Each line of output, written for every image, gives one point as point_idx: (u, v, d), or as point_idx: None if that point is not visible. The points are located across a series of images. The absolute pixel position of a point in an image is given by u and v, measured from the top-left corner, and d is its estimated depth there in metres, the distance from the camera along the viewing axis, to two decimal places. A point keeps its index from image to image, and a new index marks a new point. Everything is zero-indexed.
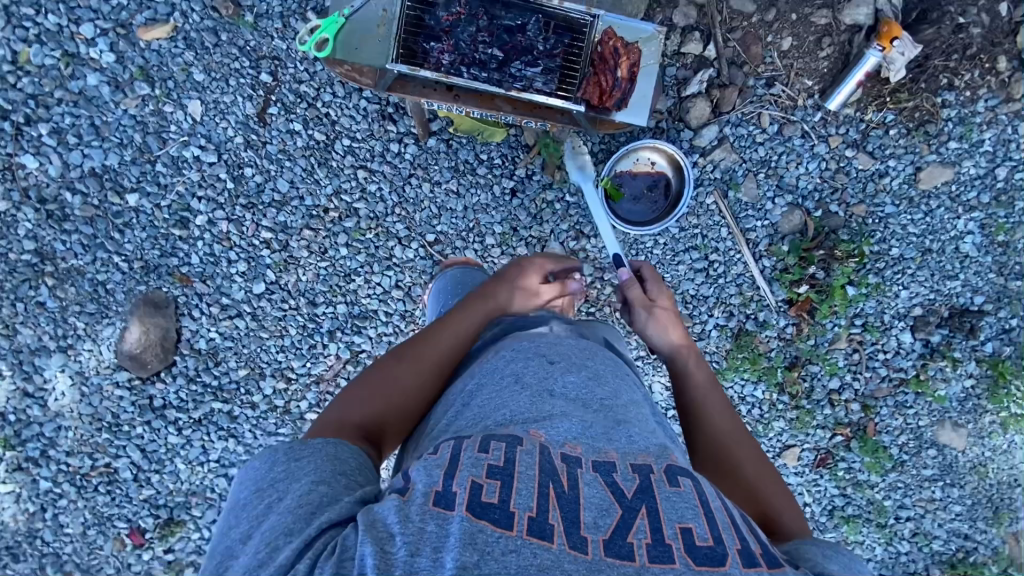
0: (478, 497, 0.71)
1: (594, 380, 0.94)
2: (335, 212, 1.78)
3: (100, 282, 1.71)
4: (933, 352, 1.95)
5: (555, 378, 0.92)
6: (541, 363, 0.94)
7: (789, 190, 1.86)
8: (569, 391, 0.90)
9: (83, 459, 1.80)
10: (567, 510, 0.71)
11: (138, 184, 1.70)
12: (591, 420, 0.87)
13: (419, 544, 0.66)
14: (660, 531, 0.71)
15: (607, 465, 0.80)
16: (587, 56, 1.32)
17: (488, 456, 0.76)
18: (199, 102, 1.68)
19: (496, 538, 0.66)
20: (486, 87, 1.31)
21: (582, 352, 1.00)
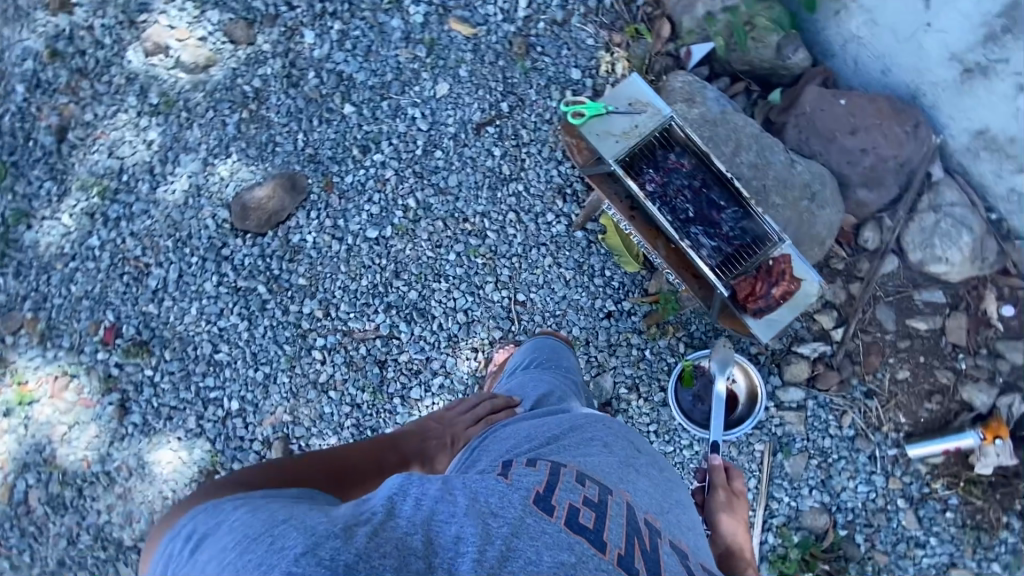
0: (575, 518, 0.81)
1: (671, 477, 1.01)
2: (469, 225, 1.95)
3: (274, 142, 1.94)
4: None
5: (641, 457, 1.00)
6: (629, 444, 1.02)
7: (830, 492, 1.84)
8: (653, 473, 0.98)
9: (137, 246, 1.91)
10: (648, 563, 0.79)
11: (360, 103, 1.96)
12: (670, 506, 0.94)
13: (517, 529, 0.77)
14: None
15: (682, 551, 0.87)
16: (756, 261, 1.48)
17: (586, 489, 0.86)
18: (447, 87, 1.98)
19: (589, 556, 0.77)
20: (666, 224, 1.47)
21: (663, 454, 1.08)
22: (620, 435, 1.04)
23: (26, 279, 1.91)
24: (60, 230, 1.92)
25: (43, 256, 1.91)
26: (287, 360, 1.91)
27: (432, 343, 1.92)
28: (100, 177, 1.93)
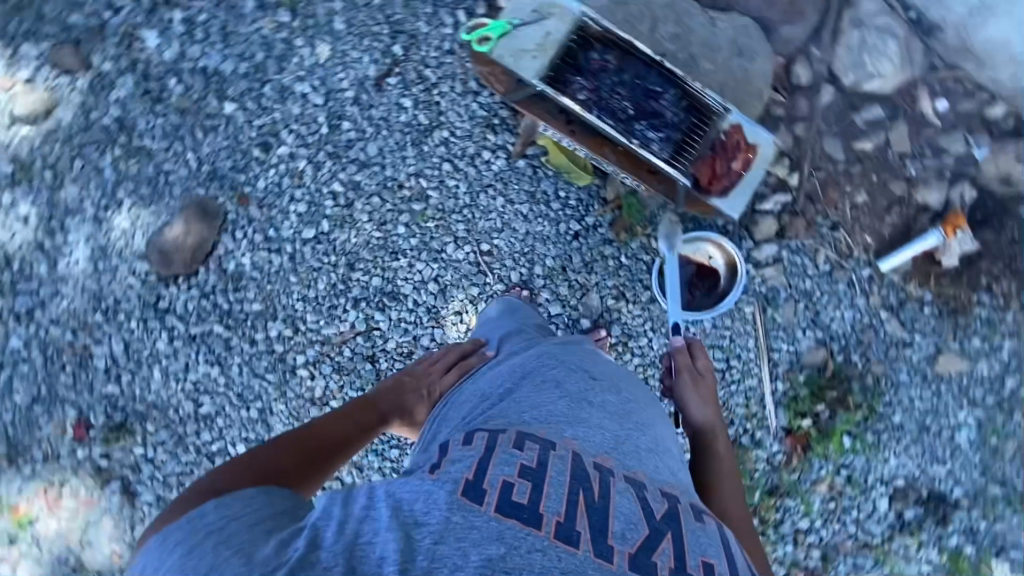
0: (509, 496, 0.73)
1: (630, 401, 0.95)
2: (407, 191, 1.82)
3: (164, 172, 1.73)
4: (902, 526, 1.99)
5: (595, 391, 0.93)
6: (580, 377, 0.95)
7: (821, 327, 1.96)
8: (608, 404, 0.91)
9: (65, 332, 1.74)
10: (594, 518, 0.73)
11: (240, 96, 1.74)
12: (624, 438, 0.87)
13: (443, 534, 0.69)
14: (682, 557, 0.72)
15: (639, 484, 0.81)
16: (708, 140, 1.44)
17: (523, 456, 0.79)
18: (329, 47, 1.76)
19: (523, 536, 0.69)
20: (609, 130, 1.40)
21: (620, 376, 1.01)
22: (574, 368, 0.97)
23: None
24: None
25: None
26: (275, 390, 1.81)
27: (414, 322, 1.84)
28: None
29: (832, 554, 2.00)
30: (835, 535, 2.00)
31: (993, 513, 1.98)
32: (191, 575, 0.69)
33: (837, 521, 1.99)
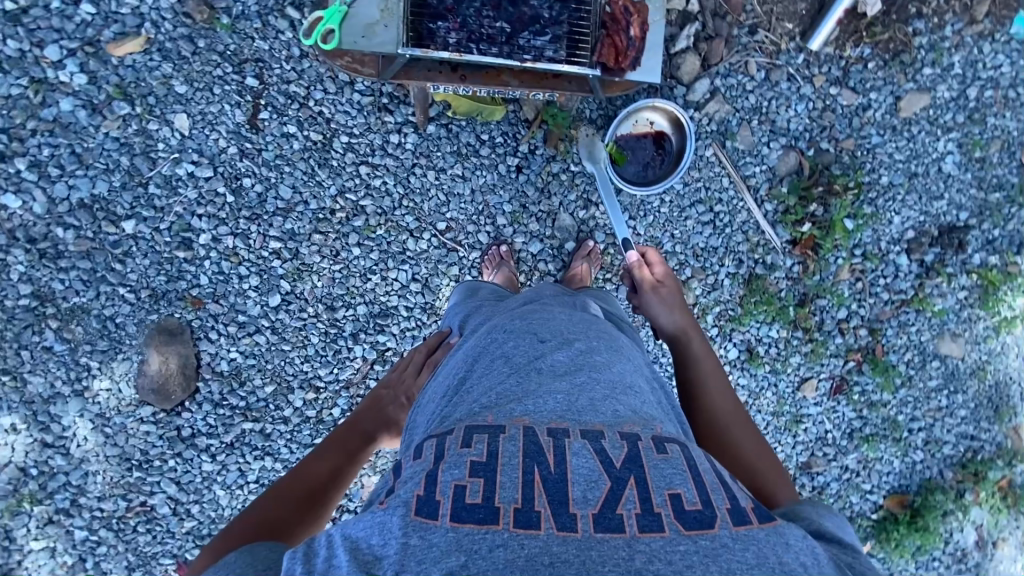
0: (462, 498, 0.66)
1: (581, 353, 0.91)
2: (342, 212, 1.74)
3: (108, 318, 1.62)
4: (928, 271, 2.06)
5: (544, 354, 0.90)
6: (528, 342, 0.93)
7: (782, 133, 1.93)
8: (557, 365, 0.87)
9: (117, 502, 1.73)
10: (553, 491, 0.67)
11: (132, 209, 1.61)
12: (578, 391, 0.83)
13: (404, 561, 0.62)
14: (649, 499, 0.67)
15: (597, 436, 0.75)
16: (596, 20, 1.33)
17: (471, 450, 0.72)
18: (185, 115, 1.60)
19: (481, 537, 0.62)
20: (498, 60, 1.28)
21: (569, 327, 0.99)
22: (524, 337, 0.94)
23: None
24: (44, 555, 1.70)
25: None
26: None
27: (416, 326, 1.84)
28: (13, 492, 1.65)
29: (877, 325, 2.10)
30: (873, 308, 2.09)
31: (1000, 219, 2.05)
32: None
33: (870, 296, 2.07)
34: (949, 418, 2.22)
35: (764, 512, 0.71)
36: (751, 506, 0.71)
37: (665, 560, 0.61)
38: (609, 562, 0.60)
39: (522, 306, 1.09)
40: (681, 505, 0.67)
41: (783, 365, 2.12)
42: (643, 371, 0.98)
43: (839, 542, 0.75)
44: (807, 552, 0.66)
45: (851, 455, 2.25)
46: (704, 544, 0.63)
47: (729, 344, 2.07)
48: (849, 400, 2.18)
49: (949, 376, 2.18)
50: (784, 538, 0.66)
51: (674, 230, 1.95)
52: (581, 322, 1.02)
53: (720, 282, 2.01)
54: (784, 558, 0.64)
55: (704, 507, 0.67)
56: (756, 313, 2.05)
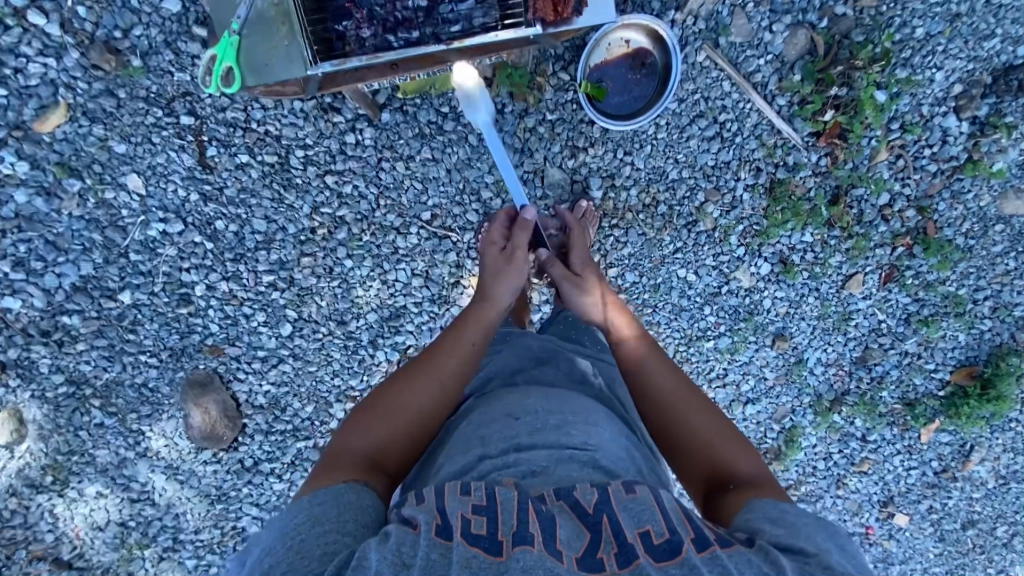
0: (468, 528, 0.67)
1: (568, 413, 0.90)
2: (323, 228, 1.66)
3: (141, 385, 1.68)
4: (983, 128, 1.77)
5: (532, 415, 0.89)
6: (504, 423, 0.89)
7: (784, 9, 1.64)
8: (544, 427, 0.87)
9: (212, 530, 1.91)
10: (546, 521, 0.68)
11: (123, 281, 1.60)
12: (563, 451, 0.82)
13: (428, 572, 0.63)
14: (622, 532, 0.67)
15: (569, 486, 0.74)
16: None
17: (471, 496, 0.72)
18: (136, 174, 1.52)
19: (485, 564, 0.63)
20: (418, 52, 1.08)
21: (553, 387, 0.97)
22: (501, 411, 0.92)
23: None
24: None
25: None
26: None
27: (430, 319, 1.80)
28: (122, 544, 1.85)
29: (926, 202, 1.87)
30: (921, 184, 1.84)
31: None
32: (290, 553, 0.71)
33: (915, 172, 1.82)
34: (1019, 280, 2.04)
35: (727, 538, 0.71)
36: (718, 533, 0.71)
37: None
38: None
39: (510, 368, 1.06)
40: (652, 540, 0.67)
41: (822, 268, 1.96)
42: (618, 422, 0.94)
43: (805, 556, 0.69)
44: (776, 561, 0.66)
45: (909, 340, 2.13)
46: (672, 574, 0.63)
47: (760, 259, 1.92)
48: (902, 286, 2.01)
49: (1015, 237, 1.96)
50: (745, 556, 0.66)
51: (677, 155, 1.75)
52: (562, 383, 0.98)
53: (739, 199, 1.82)
54: None
55: (672, 536, 0.67)
56: (784, 223, 1.86)
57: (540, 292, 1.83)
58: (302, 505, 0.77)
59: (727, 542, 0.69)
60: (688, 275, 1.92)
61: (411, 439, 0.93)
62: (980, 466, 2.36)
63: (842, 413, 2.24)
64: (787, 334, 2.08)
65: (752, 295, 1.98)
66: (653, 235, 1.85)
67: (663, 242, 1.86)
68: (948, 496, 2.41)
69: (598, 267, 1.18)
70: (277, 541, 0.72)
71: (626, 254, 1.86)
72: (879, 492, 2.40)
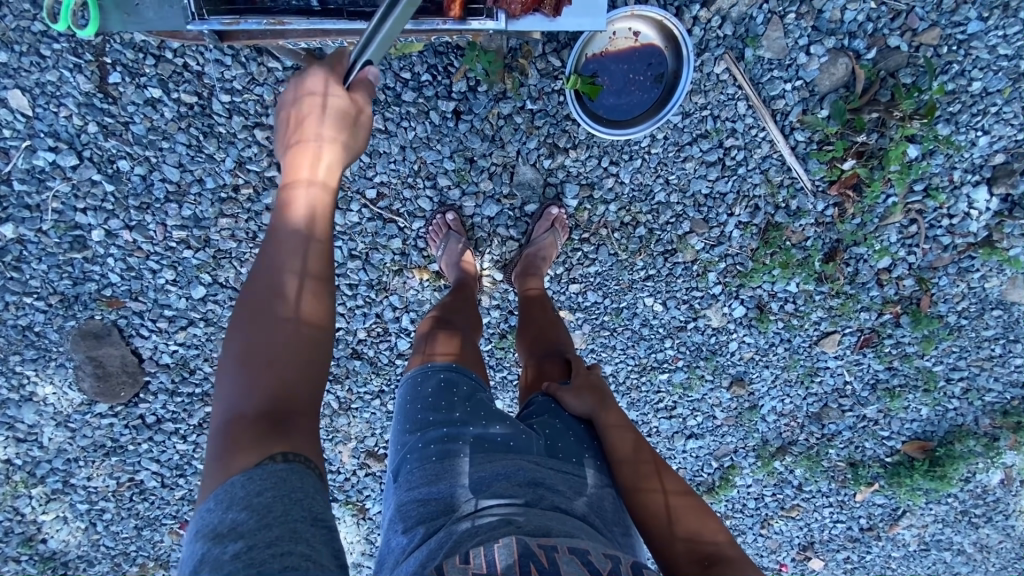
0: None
1: (562, 514, 0.82)
2: (248, 188, 1.42)
3: (25, 327, 1.50)
4: (1012, 206, 1.58)
5: (526, 509, 0.81)
6: (501, 520, 0.78)
7: (830, 29, 1.40)
8: (542, 518, 0.79)
9: (106, 479, 1.74)
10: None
11: (6, 210, 1.38)
12: (564, 532, 0.77)
13: None
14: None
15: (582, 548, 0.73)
16: None
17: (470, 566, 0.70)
18: (20, 90, 1.28)
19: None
20: (331, 26, 1.10)
21: (549, 476, 0.88)
22: (484, 498, 0.83)
23: (99, 558, 1.81)
24: (57, 523, 1.75)
25: (79, 542, 1.78)
26: None
27: (366, 305, 1.59)
28: (7, 479, 1.70)
29: (928, 273, 1.69)
30: (928, 255, 1.65)
31: None
32: (225, 541, 0.64)
33: (925, 240, 1.63)
34: (999, 367, 1.92)
35: None
36: None
37: None
38: None
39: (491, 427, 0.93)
40: None
41: (800, 321, 1.78)
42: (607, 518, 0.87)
43: None
44: None
45: (872, 406, 2.01)
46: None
47: (735, 301, 1.74)
48: (878, 353, 1.87)
49: (1009, 324, 1.82)
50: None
51: (668, 176, 1.52)
52: (555, 470, 0.90)
53: (727, 235, 1.61)
54: None
55: None
56: (770, 270, 1.66)
57: (491, 299, 1.61)
58: (236, 488, 0.67)
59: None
60: (656, 305, 1.73)
61: (308, 373, 0.74)
62: (905, 530, 2.28)
63: (784, 461, 2.12)
64: (746, 380, 1.93)
65: (718, 335, 1.81)
66: (627, 256, 1.64)
67: (636, 266, 1.65)
68: (867, 551, 2.34)
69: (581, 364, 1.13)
70: (223, 535, 0.64)
71: (592, 272, 1.66)
72: (801, 537, 2.31)
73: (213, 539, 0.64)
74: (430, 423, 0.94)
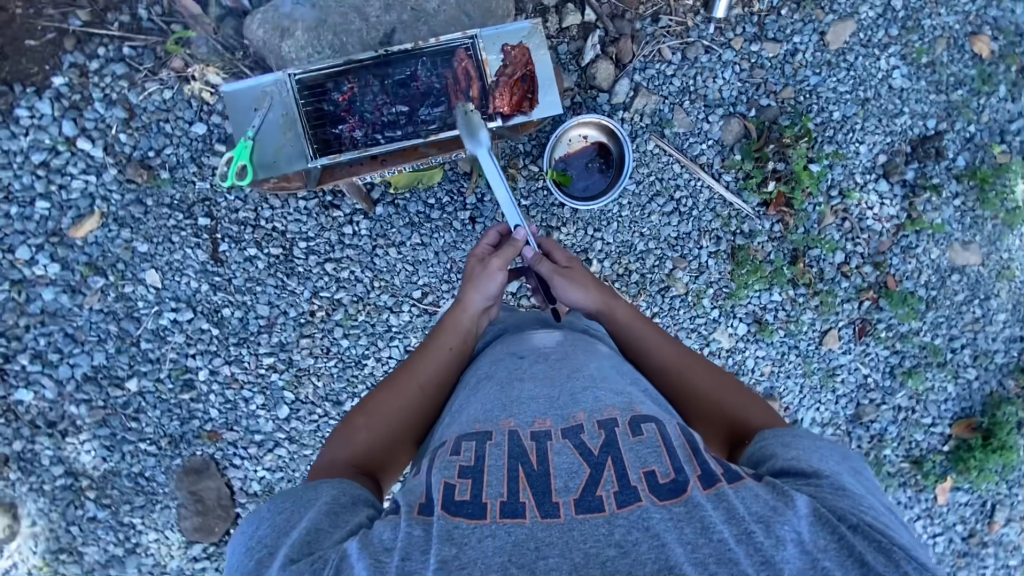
0: (452, 497, 0.88)
1: (559, 364, 1.08)
2: (322, 311, 1.79)
3: (138, 474, 1.70)
4: (914, 189, 1.99)
5: (524, 370, 1.07)
6: (507, 391, 1.03)
7: (717, 104, 1.91)
8: (537, 376, 1.05)
9: None
10: (535, 485, 0.88)
11: (132, 369, 1.69)
12: (558, 395, 1.00)
13: (410, 549, 0.82)
14: (624, 476, 0.86)
15: (575, 429, 0.94)
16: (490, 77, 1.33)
17: (460, 457, 0.93)
18: (154, 270, 1.68)
19: (472, 529, 0.83)
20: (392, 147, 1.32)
21: (575, 352, 1.11)
22: (492, 389, 1.05)
23: None
24: None
25: None
26: None
27: None
28: None
29: (880, 257, 2.02)
30: (870, 242, 2.01)
31: (972, 114, 1.97)
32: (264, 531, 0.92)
33: (862, 231, 2.00)
34: (990, 327, 2.10)
35: (733, 472, 0.90)
36: (724, 468, 0.90)
37: (643, 526, 0.81)
38: (589, 539, 0.80)
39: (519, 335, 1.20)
40: (655, 480, 0.86)
41: (796, 326, 2.04)
42: (612, 373, 1.07)
43: (812, 473, 0.92)
44: (775, 495, 0.86)
45: (900, 394, 2.13)
46: (676, 509, 0.83)
47: (735, 320, 2.02)
48: (878, 339, 2.08)
49: (974, 286, 2.07)
50: (753, 491, 0.86)
51: (642, 230, 1.94)
52: (557, 360, 1.08)
53: (705, 264, 1.97)
54: (755, 510, 0.83)
55: (675, 476, 0.87)
56: (751, 284, 1.99)
57: None
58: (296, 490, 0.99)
59: (744, 475, 0.90)
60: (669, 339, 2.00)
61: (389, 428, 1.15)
62: (1005, 526, 2.21)
63: None
64: (776, 394, 2.09)
65: (734, 355, 2.04)
66: (630, 301, 1.97)
67: (640, 307, 1.98)
68: (980, 563, 2.22)
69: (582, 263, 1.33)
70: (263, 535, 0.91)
71: None
72: None
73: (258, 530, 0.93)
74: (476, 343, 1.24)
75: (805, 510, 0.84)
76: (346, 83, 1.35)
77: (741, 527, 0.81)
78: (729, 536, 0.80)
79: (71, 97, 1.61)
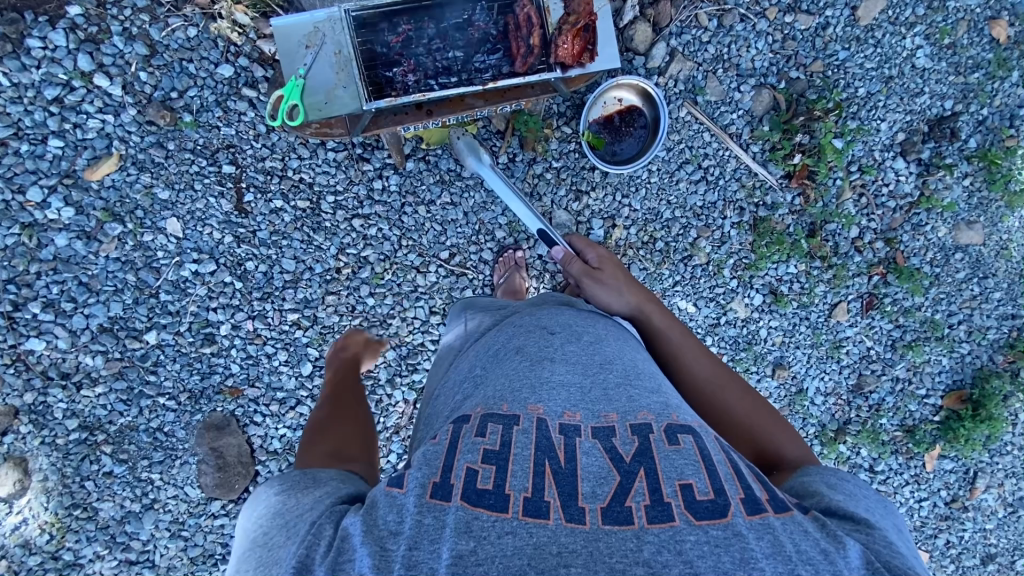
0: (473, 484, 0.78)
1: (592, 348, 1.01)
2: (347, 268, 1.74)
3: (156, 429, 1.66)
4: (928, 168, 2.06)
5: (556, 348, 1.00)
6: (535, 371, 0.95)
7: (749, 74, 1.93)
8: (569, 359, 0.97)
9: None
10: (562, 484, 0.77)
11: (150, 320, 1.64)
12: (590, 385, 0.93)
13: (418, 538, 0.73)
14: (659, 491, 0.76)
15: (607, 430, 0.85)
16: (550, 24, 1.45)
17: (485, 440, 0.83)
18: (175, 218, 1.62)
19: (492, 523, 0.73)
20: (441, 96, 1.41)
21: (604, 338, 1.05)
22: (520, 364, 0.97)
23: None
24: None
25: None
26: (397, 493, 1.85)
27: None
28: None
29: (891, 234, 2.09)
30: (884, 219, 2.08)
31: (986, 97, 2.03)
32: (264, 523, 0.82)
33: (877, 207, 2.06)
34: (986, 305, 2.19)
35: (778, 501, 0.80)
36: (768, 494, 0.80)
37: (674, 550, 0.70)
38: (617, 552, 0.70)
39: (552, 311, 1.13)
40: (692, 496, 0.76)
41: (809, 298, 2.10)
42: (643, 371, 0.99)
43: (859, 522, 0.81)
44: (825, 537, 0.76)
45: (899, 365, 2.21)
46: (714, 533, 0.72)
47: (752, 291, 2.06)
48: (884, 313, 2.15)
49: (975, 264, 2.15)
50: (801, 526, 0.76)
51: (669, 198, 1.95)
52: (591, 346, 1.01)
53: (728, 234, 2.00)
54: (802, 546, 0.73)
55: (716, 496, 0.76)
56: (771, 255, 2.03)
57: None
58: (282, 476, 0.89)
59: (790, 507, 0.80)
60: (688, 307, 2.04)
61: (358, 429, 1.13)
62: (987, 494, 2.32)
63: (847, 442, 2.23)
64: (786, 364, 2.15)
65: (748, 326, 2.09)
66: (654, 268, 1.99)
67: (663, 275, 2.00)
68: (963, 529, 2.33)
69: (618, 262, 1.36)
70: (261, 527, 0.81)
71: None
72: None
73: (261, 519, 0.82)
74: (505, 319, 1.16)
75: (857, 560, 0.74)
76: (404, 23, 1.44)
77: (787, 567, 0.70)
78: (772, 574, 0.69)
79: (87, 29, 1.52)
